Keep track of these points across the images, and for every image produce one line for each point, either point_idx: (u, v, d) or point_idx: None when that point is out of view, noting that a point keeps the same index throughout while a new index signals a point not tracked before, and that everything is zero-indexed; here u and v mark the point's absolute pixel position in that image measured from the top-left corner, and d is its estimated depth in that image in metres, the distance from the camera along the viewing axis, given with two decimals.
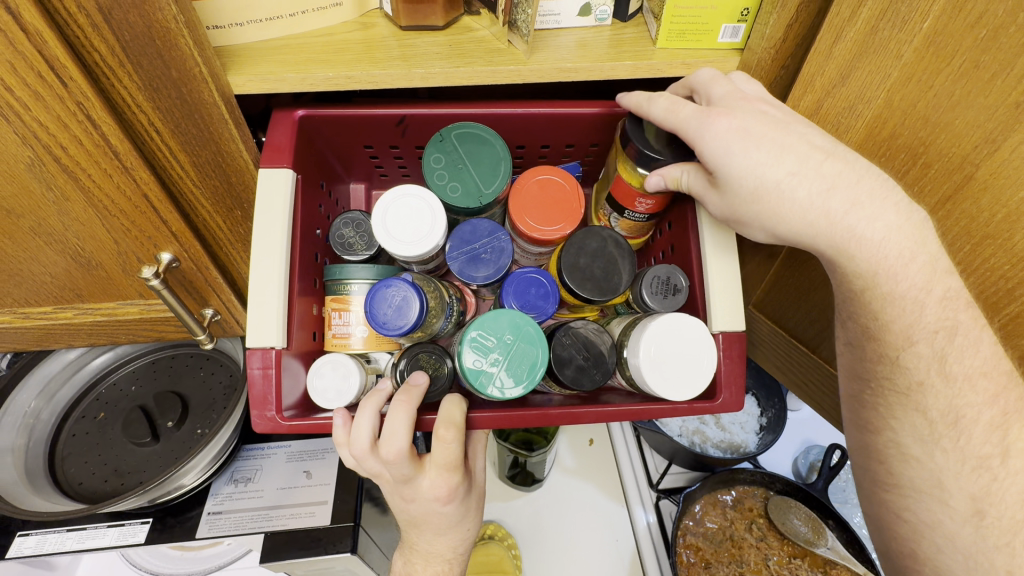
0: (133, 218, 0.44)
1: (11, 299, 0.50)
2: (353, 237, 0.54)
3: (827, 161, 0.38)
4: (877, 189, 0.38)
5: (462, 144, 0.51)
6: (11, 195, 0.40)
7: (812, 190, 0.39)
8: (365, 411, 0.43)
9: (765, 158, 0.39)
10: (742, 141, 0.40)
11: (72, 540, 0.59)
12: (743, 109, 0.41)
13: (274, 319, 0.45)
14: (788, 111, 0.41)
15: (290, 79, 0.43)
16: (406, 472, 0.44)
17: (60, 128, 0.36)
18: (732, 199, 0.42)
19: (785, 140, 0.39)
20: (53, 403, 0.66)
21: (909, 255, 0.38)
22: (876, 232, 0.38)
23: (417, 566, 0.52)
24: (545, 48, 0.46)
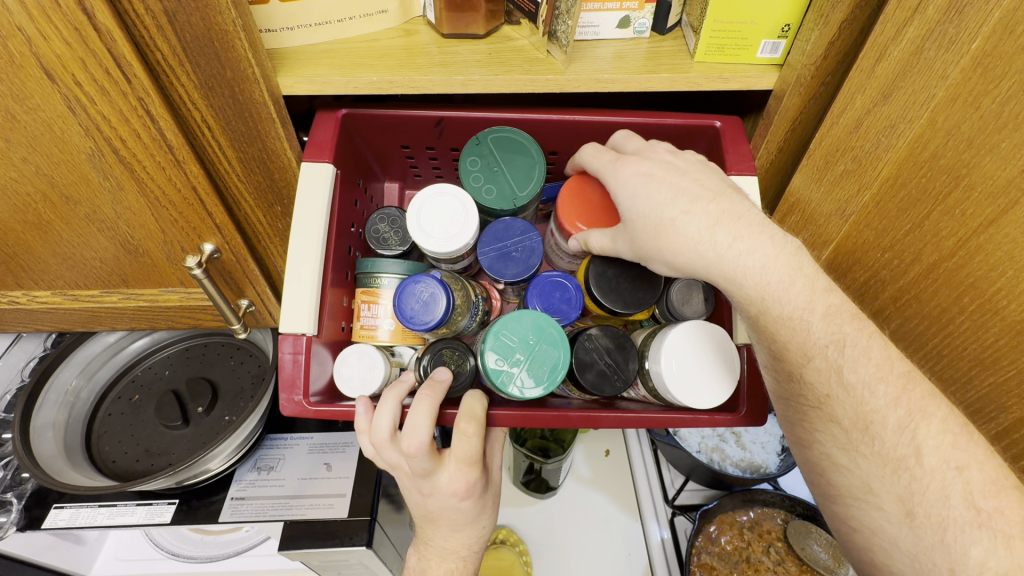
0: (182, 210, 0.46)
1: (63, 282, 0.53)
2: (388, 232, 0.56)
3: (715, 202, 0.42)
4: (753, 227, 0.41)
5: (497, 147, 0.51)
6: (71, 183, 0.42)
7: (700, 226, 0.41)
8: (387, 401, 0.44)
9: (665, 196, 0.43)
10: (645, 182, 0.45)
11: (102, 515, 0.61)
12: (654, 158, 0.46)
13: (308, 308, 0.46)
14: (689, 161, 0.46)
15: (337, 82, 0.45)
16: (426, 466, 0.44)
17: (121, 122, 0.38)
18: (638, 234, 0.45)
19: (681, 183, 0.44)
20: (91, 383, 0.69)
21: (788, 280, 0.40)
22: (755, 261, 0.41)
23: (431, 563, 0.52)
24: (583, 58, 0.46)
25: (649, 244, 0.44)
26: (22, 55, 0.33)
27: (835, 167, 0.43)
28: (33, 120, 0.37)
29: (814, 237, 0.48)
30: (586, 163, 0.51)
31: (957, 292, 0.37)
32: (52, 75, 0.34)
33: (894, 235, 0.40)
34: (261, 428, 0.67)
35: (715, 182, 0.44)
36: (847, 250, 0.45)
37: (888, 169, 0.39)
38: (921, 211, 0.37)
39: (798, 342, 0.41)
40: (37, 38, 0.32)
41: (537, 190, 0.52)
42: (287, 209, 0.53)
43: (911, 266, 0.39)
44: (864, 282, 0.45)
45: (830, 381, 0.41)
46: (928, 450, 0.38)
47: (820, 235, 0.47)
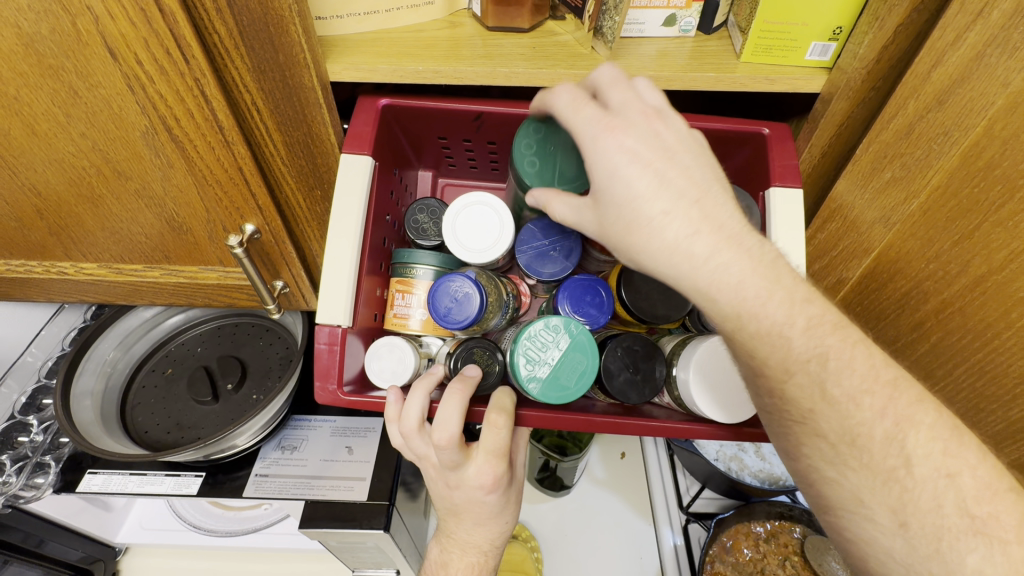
0: (227, 189, 0.47)
1: (109, 255, 0.55)
2: (427, 222, 0.57)
3: (699, 204, 0.37)
4: (732, 235, 0.36)
5: (562, 127, 0.47)
6: (124, 159, 0.44)
7: (679, 232, 0.36)
8: (416, 394, 0.45)
9: (643, 186, 0.36)
10: (626, 160, 0.36)
11: (133, 483, 0.63)
12: (639, 129, 0.37)
13: (344, 296, 0.47)
14: (675, 134, 0.38)
15: (383, 71, 0.45)
16: (455, 458, 0.45)
17: (176, 101, 0.39)
18: (607, 218, 0.38)
19: (668, 173, 0.37)
20: (128, 355, 0.71)
21: (765, 294, 0.36)
22: (732, 276, 0.36)
23: (453, 555, 0.53)
24: (627, 56, 0.45)
25: (620, 236, 0.38)
26: (89, 33, 0.35)
27: (880, 175, 0.41)
28: (94, 95, 0.39)
29: (853, 246, 0.46)
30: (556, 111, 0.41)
31: (1005, 307, 0.36)
32: (115, 53, 0.36)
33: (941, 246, 0.38)
34: (286, 409, 0.68)
35: (704, 171, 0.38)
36: (887, 263, 0.43)
37: (937, 179, 0.37)
38: (970, 223, 0.36)
39: (777, 356, 0.37)
40: (104, 17, 0.34)
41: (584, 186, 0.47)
42: (326, 193, 0.54)
43: (958, 279, 0.38)
44: (893, 302, 0.44)
45: (813, 395, 0.37)
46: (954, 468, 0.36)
47: (860, 244, 0.45)
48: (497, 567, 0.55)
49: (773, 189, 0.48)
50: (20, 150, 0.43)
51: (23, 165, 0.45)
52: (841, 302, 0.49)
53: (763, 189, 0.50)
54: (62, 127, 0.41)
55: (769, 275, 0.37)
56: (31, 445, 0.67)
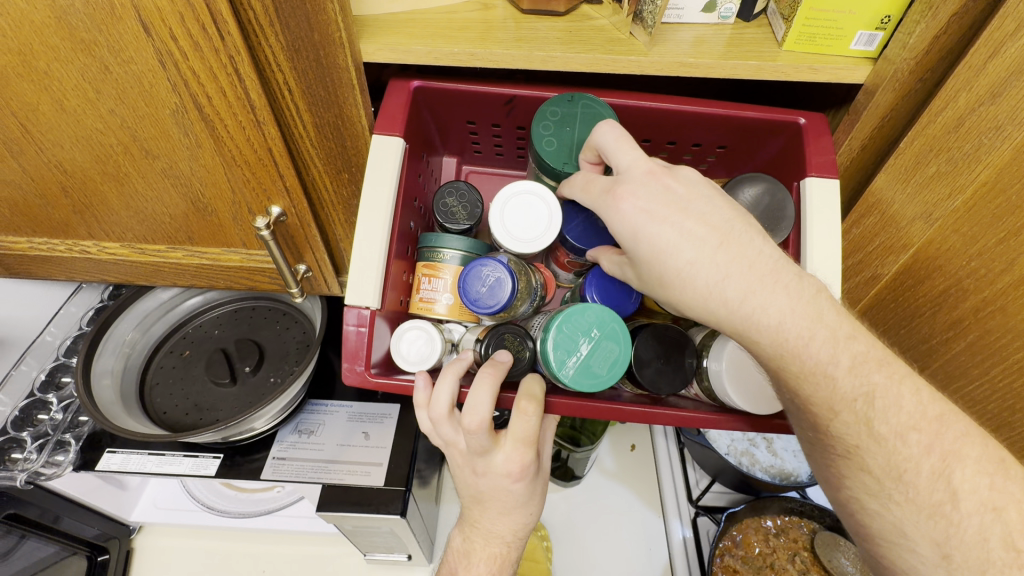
0: (255, 170, 0.46)
1: (132, 234, 0.55)
2: (456, 206, 0.56)
3: (723, 247, 0.37)
4: (765, 276, 0.37)
5: (580, 113, 0.49)
6: (152, 137, 0.44)
7: (709, 279, 0.37)
8: (445, 379, 0.45)
9: (667, 241, 0.37)
10: (646, 220, 0.38)
11: (151, 463, 0.64)
12: (649, 187, 0.39)
13: (373, 277, 0.47)
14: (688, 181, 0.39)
15: (417, 52, 0.44)
16: (484, 444, 0.45)
17: (209, 78, 0.39)
18: (644, 274, 0.40)
19: (685, 223, 0.38)
20: (147, 336, 0.71)
21: (808, 334, 0.37)
22: (772, 316, 0.37)
23: (476, 543, 0.53)
24: (666, 41, 0.44)
25: (659, 292, 0.40)
26: (122, 6, 0.34)
27: (925, 169, 0.41)
28: (126, 72, 0.38)
29: (889, 242, 0.45)
30: (577, 189, 0.44)
31: None
32: (148, 27, 0.35)
33: (984, 241, 0.38)
34: (303, 393, 0.68)
35: (722, 212, 0.38)
36: (927, 259, 0.42)
37: (986, 174, 0.37)
38: (1016, 220, 0.35)
39: (823, 395, 0.38)
40: None
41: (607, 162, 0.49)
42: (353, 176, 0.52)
43: (1005, 273, 0.37)
44: (928, 299, 0.43)
45: (859, 432, 0.38)
46: (969, 497, 0.36)
47: (898, 239, 0.44)
48: (519, 559, 0.55)
49: (808, 178, 0.47)
50: (48, 126, 0.43)
51: (50, 142, 0.44)
52: (874, 297, 0.48)
53: (797, 178, 0.50)
54: (92, 104, 0.41)
55: (810, 313, 0.38)
56: (50, 423, 0.67)
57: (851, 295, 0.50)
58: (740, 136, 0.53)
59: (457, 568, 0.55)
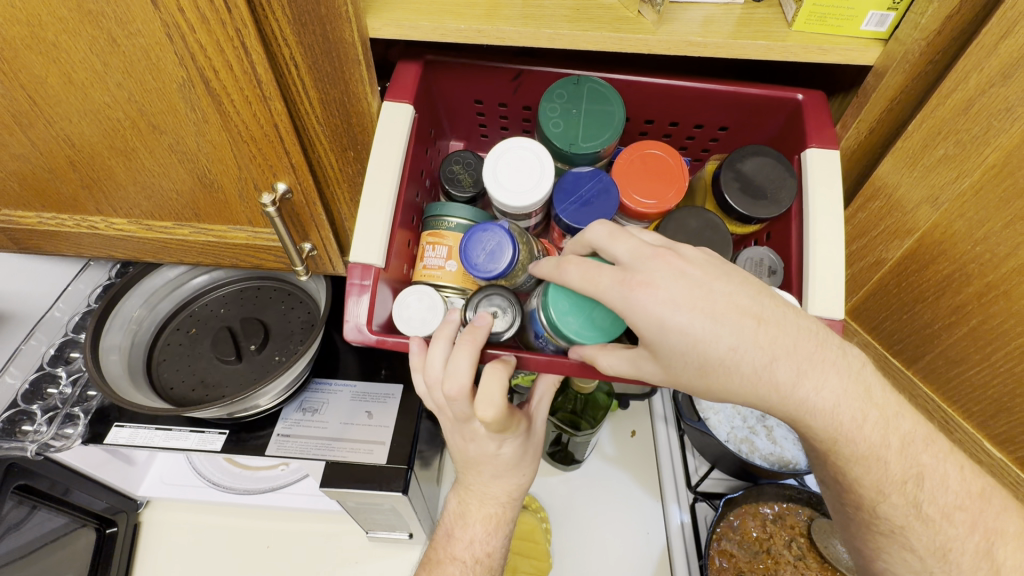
0: (261, 147, 0.46)
1: (140, 211, 0.55)
2: (462, 174, 0.56)
3: (761, 328, 0.36)
4: (814, 357, 0.37)
5: (586, 93, 0.50)
6: (159, 111, 0.44)
7: (756, 364, 0.36)
8: (438, 343, 0.45)
9: (706, 331, 0.36)
10: (673, 310, 0.36)
11: (159, 438, 0.65)
12: (665, 275, 0.37)
13: (379, 234, 0.47)
14: (704, 265, 0.37)
15: (423, 28, 0.44)
16: (466, 411, 0.45)
17: (216, 51, 0.39)
18: (676, 365, 0.38)
19: (716, 308, 0.36)
20: (153, 313, 0.72)
21: (861, 416, 0.39)
22: (824, 396, 0.38)
23: (471, 507, 0.55)
24: (675, 20, 0.43)
25: (697, 378, 0.38)
26: None
27: (933, 151, 0.40)
28: (133, 45, 0.39)
29: (893, 227, 0.45)
30: (572, 283, 0.40)
31: None
32: None
33: (992, 226, 0.38)
34: (307, 370, 0.69)
35: (746, 294, 0.37)
36: (931, 244, 0.42)
37: (996, 156, 0.36)
38: None
39: (873, 476, 0.41)
40: None
41: (610, 142, 0.50)
42: (359, 155, 0.53)
43: (1008, 259, 0.37)
44: (932, 286, 0.43)
45: (909, 515, 0.42)
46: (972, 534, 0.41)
47: (903, 224, 0.44)
48: (514, 519, 0.56)
49: (808, 150, 0.47)
50: (57, 99, 0.44)
51: (58, 115, 0.45)
52: (875, 284, 0.48)
53: (798, 152, 0.51)
54: (99, 77, 0.42)
55: (859, 394, 0.39)
56: (59, 396, 0.68)
57: (853, 281, 0.50)
58: (743, 116, 0.53)
59: (452, 529, 0.56)
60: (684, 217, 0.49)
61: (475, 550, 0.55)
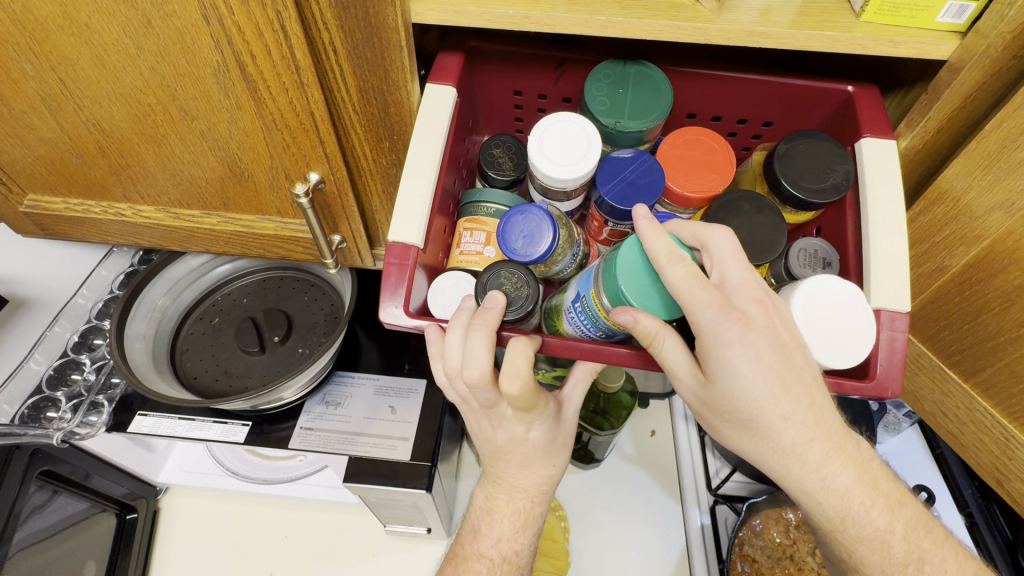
0: (295, 135, 0.45)
1: (167, 199, 0.54)
2: (503, 157, 0.54)
3: (815, 411, 0.38)
4: (840, 448, 0.40)
5: (633, 72, 0.48)
6: (192, 97, 0.43)
7: (796, 438, 0.39)
8: (450, 330, 0.43)
9: (768, 393, 0.37)
10: (752, 363, 0.37)
11: (182, 427, 0.64)
12: (762, 324, 0.37)
13: (417, 220, 0.45)
14: (793, 331, 0.39)
15: (468, 13, 0.41)
16: (490, 396, 0.44)
17: (255, 35, 0.37)
18: (721, 406, 0.39)
19: (787, 376, 0.38)
20: (177, 302, 0.71)
21: (867, 503, 0.42)
22: (838, 482, 0.41)
23: (499, 500, 0.54)
24: (735, 7, 0.41)
25: (733, 422, 0.40)
26: None
27: (1011, 154, 0.38)
28: (168, 27, 0.37)
29: (960, 233, 0.43)
30: (667, 279, 0.38)
31: None
32: None
33: None
34: (331, 363, 0.69)
35: (814, 374, 0.39)
36: (1001, 253, 0.40)
37: None
38: None
39: (875, 557, 0.43)
40: None
41: (658, 121, 0.48)
42: (395, 146, 0.49)
43: None
44: (999, 297, 0.41)
45: None
46: None
47: (971, 229, 0.42)
48: (543, 516, 0.56)
49: (863, 140, 0.46)
50: (87, 83, 0.43)
51: (88, 99, 0.44)
52: (936, 291, 0.46)
53: (851, 141, 0.48)
54: (132, 60, 0.40)
55: (868, 482, 0.42)
56: (84, 383, 0.68)
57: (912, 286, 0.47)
58: (795, 110, 0.51)
59: (479, 524, 0.55)
60: (735, 202, 0.47)
61: (502, 548, 0.54)
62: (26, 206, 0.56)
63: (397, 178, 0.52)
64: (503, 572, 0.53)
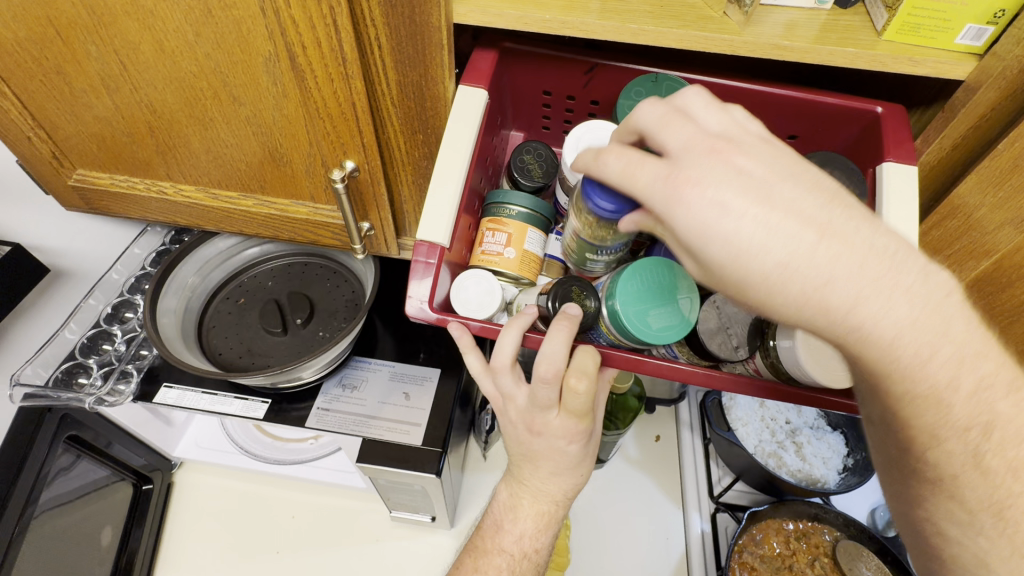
0: (335, 122, 0.47)
1: (207, 179, 0.57)
2: (532, 164, 0.57)
3: (825, 243, 0.30)
4: (888, 280, 0.30)
5: (664, 91, 0.50)
6: (241, 84, 0.45)
7: (809, 282, 0.30)
8: (509, 331, 0.46)
9: (761, 225, 0.30)
10: (720, 213, 0.30)
11: (205, 400, 0.67)
12: (713, 168, 0.31)
13: (446, 213, 0.47)
14: (768, 163, 0.31)
15: (508, 16, 0.44)
16: (550, 397, 0.46)
17: (308, 27, 0.40)
18: (713, 277, 0.33)
19: (772, 215, 0.30)
20: (206, 281, 0.74)
21: (932, 350, 0.31)
22: (893, 323, 0.30)
23: (523, 501, 0.56)
24: (762, 22, 0.43)
25: (735, 286, 0.32)
26: None
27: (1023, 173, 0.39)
28: (226, 16, 0.40)
29: (971, 247, 0.44)
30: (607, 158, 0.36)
31: None
32: None
33: None
34: (349, 348, 0.71)
35: (815, 202, 0.30)
36: (1010, 267, 0.42)
37: None
38: None
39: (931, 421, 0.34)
40: None
41: None
42: (428, 139, 0.51)
43: None
44: (1008, 312, 0.43)
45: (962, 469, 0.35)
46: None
47: (981, 244, 0.43)
48: (563, 518, 0.57)
49: (885, 162, 0.46)
50: (144, 65, 0.45)
51: (143, 81, 0.47)
52: None
53: (874, 164, 0.49)
54: (188, 45, 0.43)
55: (935, 323, 0.31)
56: (115, 353, 0.71)
57: None
58: (817, 125, 0.53)
59: (501, 519, 0.57)
60: None
61: (523, 544, 0.56)
62: (74, 179, 0.59)
63: (428, 169, 0.54)
64: (523, 568, 0.55)
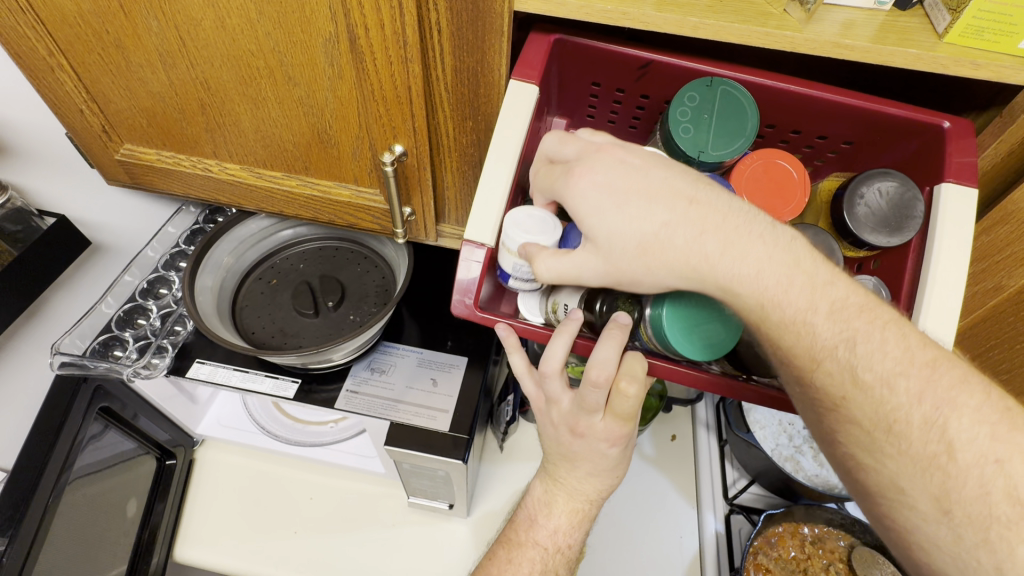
0: (389, 106, 0.47)
1: (252, 158, 0.58)
2: None
3: (691, 207, 0.39)
4: (738, 229, 0.39)
5: (717, 99, 0.50)
6: (299, 65, 0.46)
7: (688, 237, 0.38)
8: (558, 338, 0.46)
9: (636, 212, 0.39)
10: (608, 196, 0.40)
11: (236, 377, 0.68)
12: (596, 161, 0.42)
13: (496, 201, 0.47)
14: (640, 159, 0.41)
15: (570, 5, 0.44)
16: (597, 401, 0.46)
17: (373, 9, 0.40)
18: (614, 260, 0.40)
19: (645, 198, 0.39)
20: (240, 261, 0.75)
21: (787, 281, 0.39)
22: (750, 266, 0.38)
23: (558, 498, 0.56)
24: (823, 20, 0.43)
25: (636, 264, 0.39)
26: None
27: None
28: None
29: None
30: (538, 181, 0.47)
31: None
32: None
33: None
34: (379, 332, 0.71)
35: (682, 180, 0.40)
36: None
37: None
38: None
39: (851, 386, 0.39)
40: None
41: (743, 149, 0.50)
42: (478, 125, 0.52)
43: None
44: None
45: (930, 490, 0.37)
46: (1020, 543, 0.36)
47: None
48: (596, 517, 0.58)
49: (943, 183, 0.46)
50: (204, 43, 0.46)
51: (201, 58, 0.48)
52: None
53: (930, 183, 0.49)
54: (250, 24, 0.44)
55: (790, 260, 0.39)
56: (150, 328, 0.72)
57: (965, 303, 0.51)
58: (868, 132, 0.53)
59: (536, 515, 0.58)
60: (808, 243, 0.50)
61: (557, 540, 0.57)
62: (121, 153, 0.60)
63: (474, 157, 0.55)
64: (555, 561, 0.56)
